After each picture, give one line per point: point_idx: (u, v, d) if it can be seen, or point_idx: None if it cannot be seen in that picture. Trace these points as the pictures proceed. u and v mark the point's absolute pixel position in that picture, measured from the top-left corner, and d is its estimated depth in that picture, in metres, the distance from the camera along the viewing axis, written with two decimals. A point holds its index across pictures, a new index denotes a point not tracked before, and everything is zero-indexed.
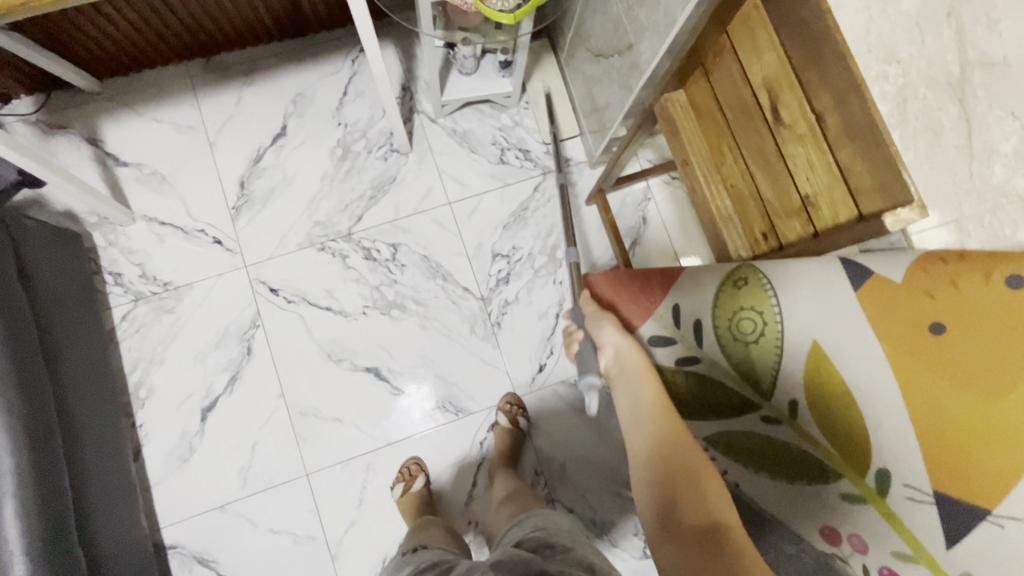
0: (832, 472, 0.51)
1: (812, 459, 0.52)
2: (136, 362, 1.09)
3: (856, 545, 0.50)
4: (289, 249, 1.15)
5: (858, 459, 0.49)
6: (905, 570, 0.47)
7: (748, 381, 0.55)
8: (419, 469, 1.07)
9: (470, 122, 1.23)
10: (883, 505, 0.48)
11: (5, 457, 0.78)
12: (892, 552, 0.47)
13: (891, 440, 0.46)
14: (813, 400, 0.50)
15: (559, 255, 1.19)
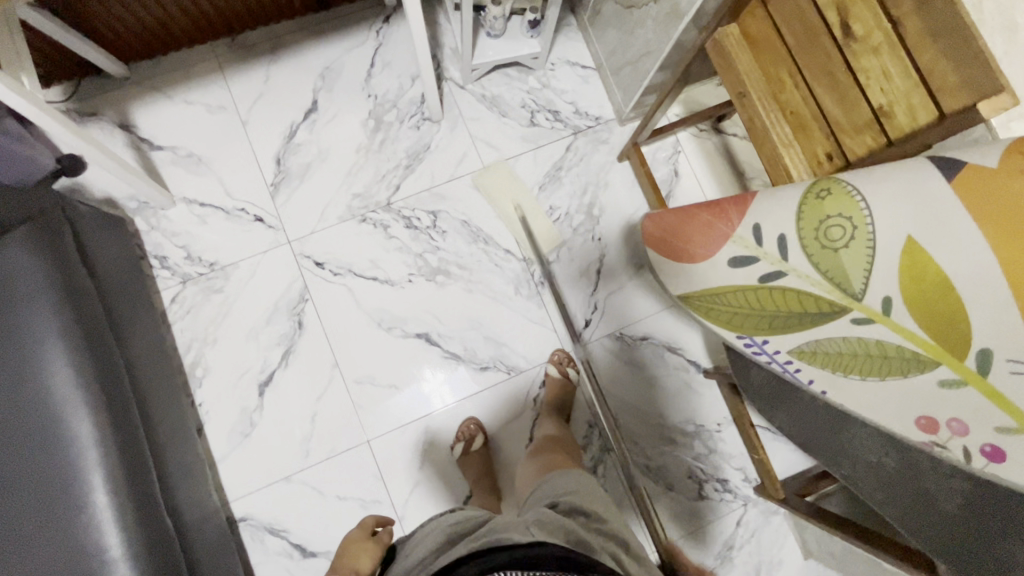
0: (928, 361, 0.53)
1: (907, 353, 0.54)
2: (190, 343, 1.10)
3: (956, 429, 0.53)
4: (331, 222, 1.16)
5: (955, 344, 0.51)
6: (1009, 444, 0.50)
7: (837, 285, 0.57)
8: (478, 428, 1.10)
9: (498, 87, 1.24)
10: (985, 384, 0.50)
11: (89, 430, 0.80)
12: (996, 429, 0.50)
13: (993, 320, 0.48)
14: (910, 293, 0.53)
15: (596, 213, 1.21)
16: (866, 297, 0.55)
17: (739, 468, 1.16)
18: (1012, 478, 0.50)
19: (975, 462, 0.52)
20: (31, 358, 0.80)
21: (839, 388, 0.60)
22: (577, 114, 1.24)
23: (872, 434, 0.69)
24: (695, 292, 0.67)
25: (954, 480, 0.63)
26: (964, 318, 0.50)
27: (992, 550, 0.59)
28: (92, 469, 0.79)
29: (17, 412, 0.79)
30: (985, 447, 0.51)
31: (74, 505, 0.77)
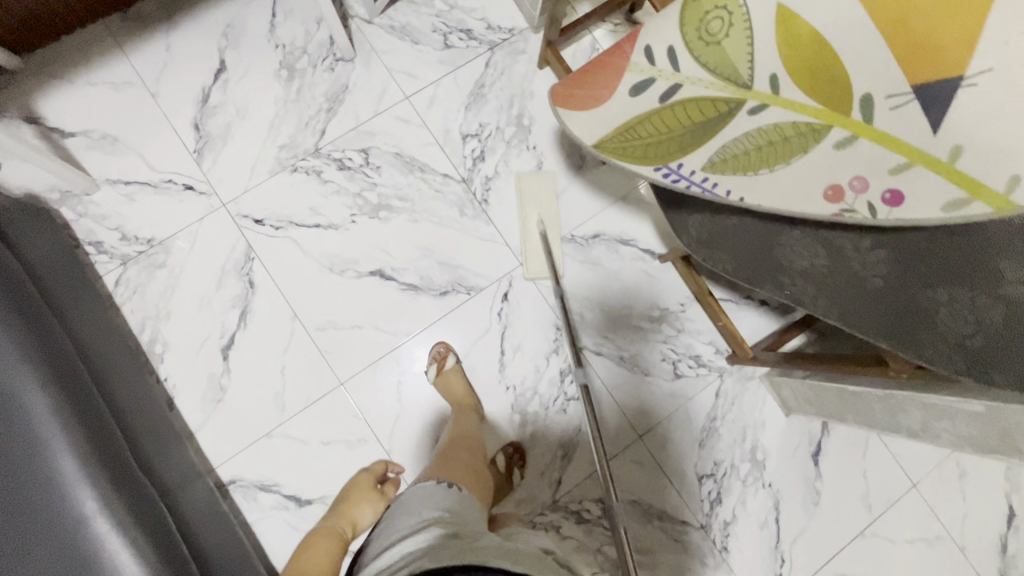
0: (822, 128, 0.59)
1: (803, 126, 0.59)
2: (143, 321, 1.09)
3: (859, 185, 0.58)
4: (262, 178, 1.14)
5: (839, 103, 0.58)
6: (902, 179, 0.57)
7: (730, 76, 0.61)
8: (449, 350, 1.11)
9: (406, 15, 1.22)
10: (871, 130, 0.57)
11: (42, 399, 0.77)
12: (889, 171, 0.57)
13: (864, 61, 0.57)
14: (792, 63, 0.59)
15: (526, 123, 1.21)
16: (754, 83, 0.60)
17: (710, 342, 1.19)
18: (909, 213, 0.56)
19: (879, 210, 0.57)
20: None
21: (753, 188, 0.61)
22: (490, 29, 1.23)
23: (803, 244, 0.70)
24: (610, 130, 0.64)
25: (874, 252, 0.67)
26: (841, 73, 0.58)
27: (920, 301, 0.65)
28: (53, 437, 0.76)
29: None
30: (887, 189, 0.57)
31: (40, 475, 0.75)
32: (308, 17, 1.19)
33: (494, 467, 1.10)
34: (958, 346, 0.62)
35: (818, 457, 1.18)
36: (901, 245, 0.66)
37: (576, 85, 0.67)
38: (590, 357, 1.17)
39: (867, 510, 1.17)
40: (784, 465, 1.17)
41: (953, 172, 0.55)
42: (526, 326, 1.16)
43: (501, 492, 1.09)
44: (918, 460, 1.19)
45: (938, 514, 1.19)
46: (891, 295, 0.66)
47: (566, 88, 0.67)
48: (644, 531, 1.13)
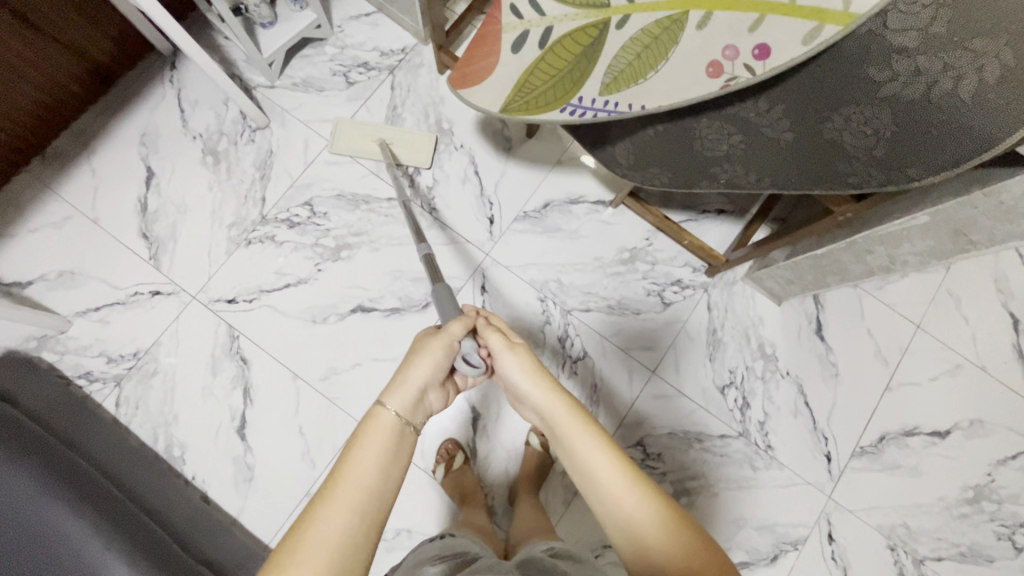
0: (682, 17, 0.65)
1: (668, 22, 0.65)
2: (154, 431, 1.10)
3: (730, 53, 0.62)
4: (222, 259, 1.18)
5: None
6: (761, 36, 0.61)
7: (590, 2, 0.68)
8: (456, 447, 1.11)
9: (304, 69, 1.27)
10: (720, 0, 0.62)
11: (78, 522, 0.79)
12: (748, 30, 0.61)
13: None
14: None
15: (446, 127, 1.26)
16: (611, 1, 0.67)
17: (684, 264, 1.23)
18: (781, 61, 0.59)
19: (755, 69, 0.60)
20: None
21: (647, 95, 0.65)
22: (384, 56, 1.29)
23: (712, 130, 0.75)
24: (510, 93, 0.69)
25: (771, 109, 0.71)
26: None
27: (826, 135, 0.69)
28: (98, 555, 0.77)
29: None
30: (755, 46, 0.61)
31: None
32: (214, 102, 1.24)
33: (530, 447, 1.11)
34: (869, 159, 0.67)
35: (822, 332, 1.22)
36: (789, 92, 0.69)
37: (468, 64, 0.74)
38: (580, 315, 1.20)
39: (884, 364, 1.21)
40: (794, 350, 1.21)
41: (797, 9, 0.58)
42: (511, 307, 1.20)
43: (546, 468, 1.10)
44: (913, 302, 1.24)
45: (950, 343, 1.23)
46: (800, 139, 0.70)
47: (460, 70, 0.74)
48: (688, 457, 1.16)
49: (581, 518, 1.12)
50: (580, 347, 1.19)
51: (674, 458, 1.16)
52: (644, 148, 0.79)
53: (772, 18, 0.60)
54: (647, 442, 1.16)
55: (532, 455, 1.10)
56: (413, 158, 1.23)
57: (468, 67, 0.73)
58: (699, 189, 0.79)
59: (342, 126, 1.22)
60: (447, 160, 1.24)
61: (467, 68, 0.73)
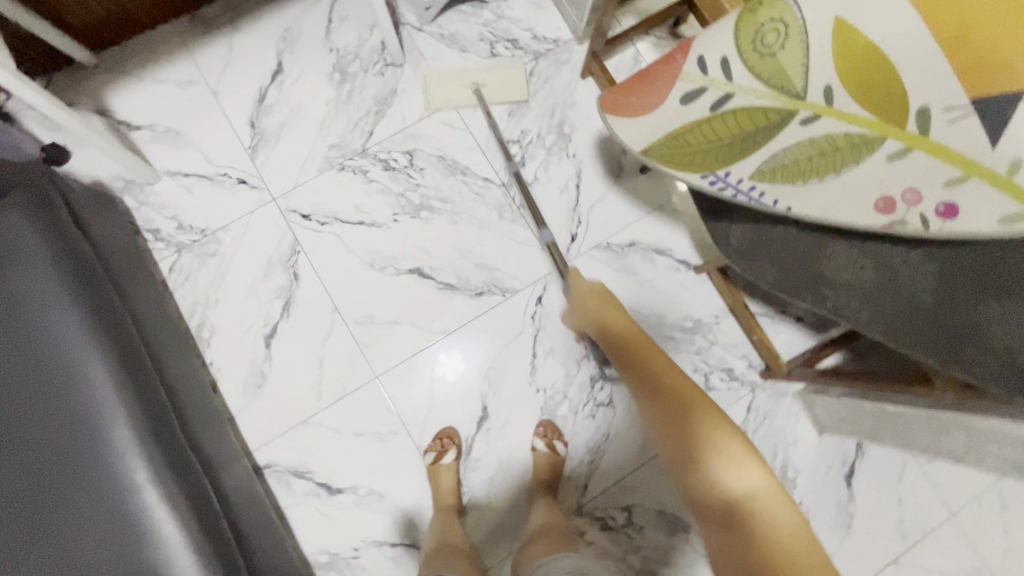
0: (876, 141, 0.61)
1: (857, 140, 0.62)
2: (193, 307, 1.14)
3: (911, 197, 0.60)
4: (311, 175, 1.19)
5: (893, 112, 0.61)
6: (955, 193, 0.59)
7: (783, 89, 0.63)
8: (451, 441, 1.11)
9: (455, 24, 1.26)
10: (926, 142, 0.60)
11: (107, 375, 0.82)
12: (943, 183, 0.59)
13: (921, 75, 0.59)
14: (847, 75, 0.61)
15: (567, 131, 1.24)
16: (808, 94, 0.63)
17: (743, 356, 1.18)
18: (964, 228, 0.58)
19: (932, 223, 0.60)
20: (37, 317, 0.82)
21: (801, 199, 0.63)
22: (535, 40, 1.27)
23: (846, 256, 0.71)
24: (658, 140, 0.67)
25: (925, 266, 0.68)
26: (898, 87, 0.60)
27: (972, 317, 0.65)
28: (113, 411, 0.81)
29: (26, 368, 0.81)
30: (941, 201, 0.59)
31: (101, 449, 0.79)
32: (361, 24, 1.24)
33: (536, 452, 1.11)
34: (1009, 362, 0.63)
35: (852, 480, 1.16)
36: (960, 255, 0.67)
37: (620, 97, 0.70)
38: None
39: (901, 537, 1.14)
40: (816, 485, 1.15)
41: (1005, 185, 0.57)
42: (558, 329, 1.18)
43: (558, 470, 1.10)
44: (959, 490, 1.15)
45: (979, 548, 1.14)
46: (939, 307, 0.67)
47: (609, 94, 0.70)
48: (669, 543, 1.12)
49: None
50: (608, 394, 1.16)
51: (655, 538, 1.12)
52: (758, 240, 0.74)
53: (977, 183, 0.58)
54: (635, 510, 1.13)
55: (540, 460, 1.10)
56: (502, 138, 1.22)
57: (621, 98, 0.70)
58: (798, 302, 0.73)
59: (432, 83, 1.21)
60: (555, 164, 1.22)
61: (620, 99, 0.70)
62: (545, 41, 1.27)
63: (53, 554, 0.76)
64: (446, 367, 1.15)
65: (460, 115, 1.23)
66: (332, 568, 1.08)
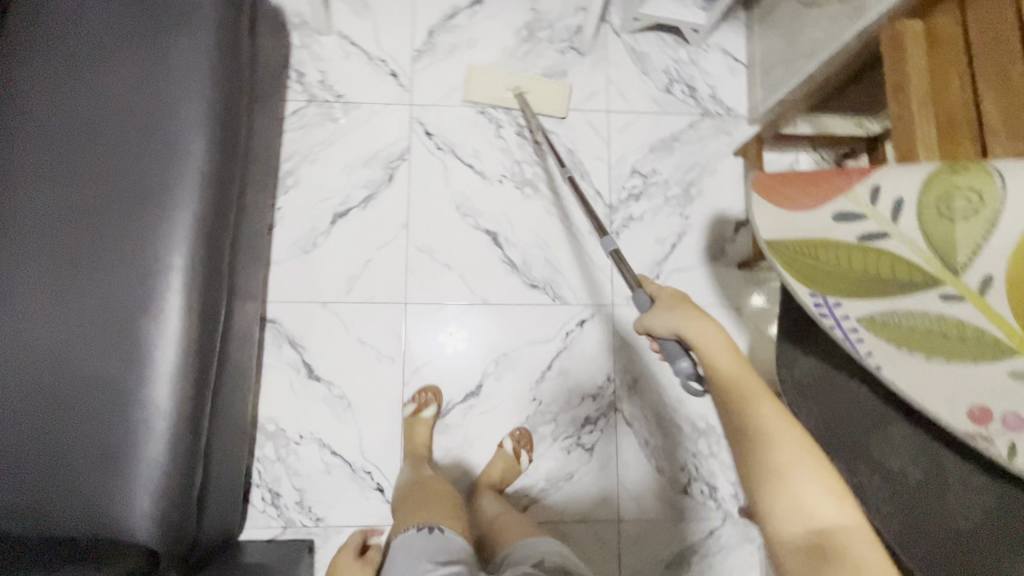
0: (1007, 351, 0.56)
1: (988, 341, 0.57)
2: (292, 154, 1.18)
3: (1009, 422, 0.55)
4: (454, 103, 1.23)
5: None
6: None
7: (940, 256, 0.60)
8: (433, 398, 1.11)
9: (650, 46, 1.27)
10: None
11: (195, 172, 0.87)
12: None
13: None
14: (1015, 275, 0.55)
15: (692, 192, 1.23)
16: (964, 274, 0.58)
17: (732, 481, 1.15)
18: None
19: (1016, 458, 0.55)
20: (167, 93, 0.88)
21: (897, 367, 0.62)
22: (711, 99, 1.27)
23: (904, 445, 0.69)
24: (790, 240, 0.68)
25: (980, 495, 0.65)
26: None
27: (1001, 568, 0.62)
28: (183, 205, 0.86)
29: (135, 128, 0.87)
30: None
31: (155, 228, 0.85)
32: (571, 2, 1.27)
33: (501, 450, 1.10)
34: None
35: None
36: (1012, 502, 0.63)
37: (778, 182, 0.72)
38: (619, 422, 1.15)
39: None
40: None
41: None
42: (583, 358, 1.17)
43: (511, 477, 1.09)
44: None
45: None
46: (971, 540, 0.64)
47: (768, 177, 0.73)
48: None
49: None
50: (593, 441, 1.14)
51: None
52: (821, 384, 0.75)
53: None
54: None
55: (499, 458, 1.09)
56: (551, 108, 1.22)
57: (778, 184, 0.72)
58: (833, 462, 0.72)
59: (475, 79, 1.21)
60: (665, 215, 1.22)
61: (777, 186, 0.71)
62: (719, 105, 1.27)
63: (69, 276, 0.83)
64: (452, 337, 1.16)
65: (608, 125, 1.24)
66: (272, 440, 1.10)
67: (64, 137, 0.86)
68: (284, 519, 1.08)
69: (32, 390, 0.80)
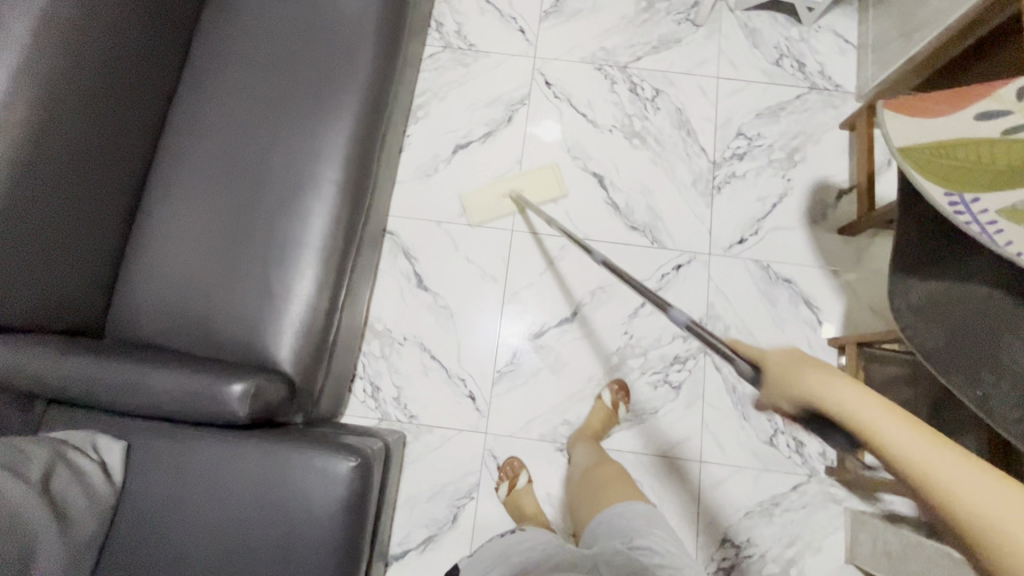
0: None
1: None
2: (425, 91, 1.31)
3: None
4: (573, 59, 1.33)
5: None
6: None
7: None
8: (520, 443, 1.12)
9: (763, 23, 1.34)
10: None
11: (365, 69, 0.98)
12: None
13: None
14: None
15: (796, 158, 1.27)
16: None
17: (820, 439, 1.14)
18: None
19: None
20: (350, 0, 1.00)
21: None
22: (820, 75, 1.32)
23: None
24: (924, 144, 0.71)
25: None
26: None
27: None
28: (353, 95, 0.97)
29: (321, 27, 0.99)
30: None
31: (328, 112, 0.97)
32: None
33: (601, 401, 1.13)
34: None
35: None
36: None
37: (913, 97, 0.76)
38: (708, 366, 1.17)
39: None
40: None
41: None
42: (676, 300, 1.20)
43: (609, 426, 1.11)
44: None
45: None
46: None
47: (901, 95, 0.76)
48: None
49: (531, 454, 1.13)
50: (682, 380, 1.16)
51: None
52: (943, 302, 0.77)
53: None
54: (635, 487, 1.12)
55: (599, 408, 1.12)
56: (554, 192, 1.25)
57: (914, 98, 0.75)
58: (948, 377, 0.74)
59: (470, 200, 1.24)
60: (768, 176, 1.26)
61: (914, 100, 0.75)
62: (828, 81, 1.32)
63: (253, 144, 0.95)
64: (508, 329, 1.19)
65: (717, 90, 1.31)
66: (378, 338, 1.19)
67: (262, 30, 1.00)
68: (380, 411, 1.15)
69: (214, 236, 0.92)
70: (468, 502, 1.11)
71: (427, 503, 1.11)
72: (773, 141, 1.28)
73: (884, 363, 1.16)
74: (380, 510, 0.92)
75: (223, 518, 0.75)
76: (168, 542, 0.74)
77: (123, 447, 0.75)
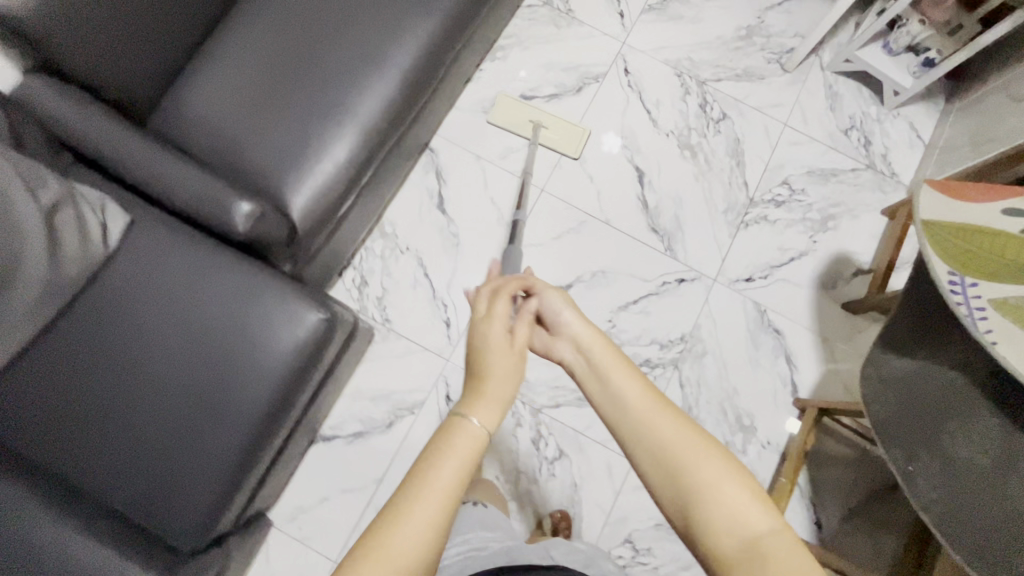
0: None
1: None
2: (512, 36, 1.35)
3: None
4: (658, 57, 1.36)
5: None
6: None
7: None
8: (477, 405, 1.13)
9: (847, 91, 1.36)
10: None
11: None
12: None
13: None
14: None
15: (829, 224, 1.29)
16: None
17: None
18: None
19: None
20: None
21: (1013, 344, 0.64)
22: (881, 158, 1.33)
23: (979, 433, 0.69)
24: (945, 221, 0.73)
25: None
26: None
27: None
28: None
29: None
30: None
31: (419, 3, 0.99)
32: (794, 26, 1.39)
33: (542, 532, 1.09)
34: None
35: None
36: None
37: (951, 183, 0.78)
38: (673, 380, 1.20)
39: None
40: None
41: None
42: (667, 310, 1.23)
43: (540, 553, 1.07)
44: None
45: None
46: None
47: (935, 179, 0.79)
48: (552, 505, 1.13)
49: None
50: None
51: (551, 492, 1.13)
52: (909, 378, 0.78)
53: None
54: (563, 462, 1.14)
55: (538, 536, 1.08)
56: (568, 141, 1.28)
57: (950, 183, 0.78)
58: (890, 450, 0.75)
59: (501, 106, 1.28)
60: (796, 231, 1.28)
61: (949, 187, 0.77)
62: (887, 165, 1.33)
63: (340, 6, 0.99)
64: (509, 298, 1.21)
65: (780, 136, 1.33)
66: (383, 240, 1.23)
67: None
68: (360, 304, 1.19)
69: (271, 73, 0.96)
70: (407, 415, 1.15)
71: (369, 402, 1.15)
72: (814, 200, 1.30)
73: (835, 440, 1.18)
74: (327, 380, 0.96)
75: (189, 320, 0.79)
76: (133, 319, 0.78)
77: (126, 222, 0.80)
